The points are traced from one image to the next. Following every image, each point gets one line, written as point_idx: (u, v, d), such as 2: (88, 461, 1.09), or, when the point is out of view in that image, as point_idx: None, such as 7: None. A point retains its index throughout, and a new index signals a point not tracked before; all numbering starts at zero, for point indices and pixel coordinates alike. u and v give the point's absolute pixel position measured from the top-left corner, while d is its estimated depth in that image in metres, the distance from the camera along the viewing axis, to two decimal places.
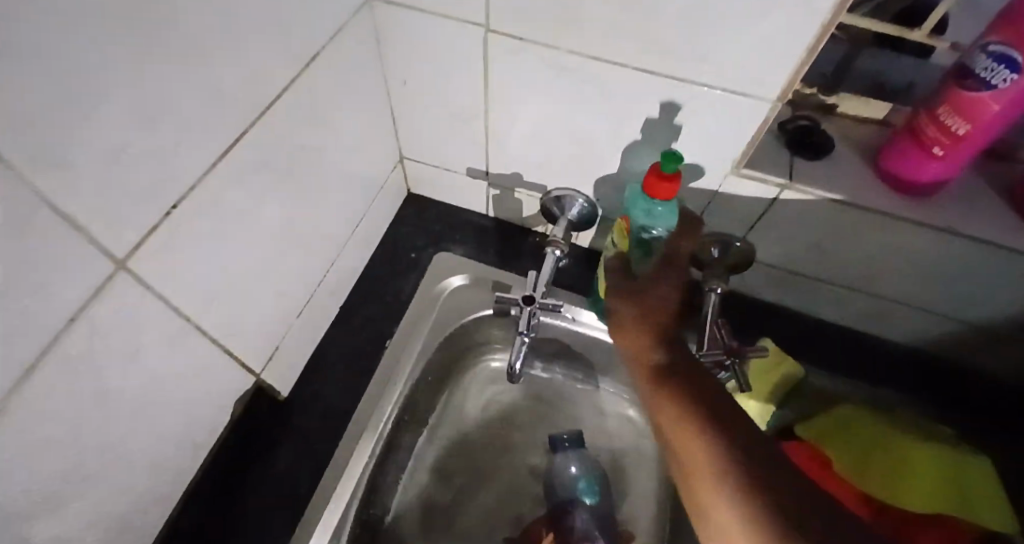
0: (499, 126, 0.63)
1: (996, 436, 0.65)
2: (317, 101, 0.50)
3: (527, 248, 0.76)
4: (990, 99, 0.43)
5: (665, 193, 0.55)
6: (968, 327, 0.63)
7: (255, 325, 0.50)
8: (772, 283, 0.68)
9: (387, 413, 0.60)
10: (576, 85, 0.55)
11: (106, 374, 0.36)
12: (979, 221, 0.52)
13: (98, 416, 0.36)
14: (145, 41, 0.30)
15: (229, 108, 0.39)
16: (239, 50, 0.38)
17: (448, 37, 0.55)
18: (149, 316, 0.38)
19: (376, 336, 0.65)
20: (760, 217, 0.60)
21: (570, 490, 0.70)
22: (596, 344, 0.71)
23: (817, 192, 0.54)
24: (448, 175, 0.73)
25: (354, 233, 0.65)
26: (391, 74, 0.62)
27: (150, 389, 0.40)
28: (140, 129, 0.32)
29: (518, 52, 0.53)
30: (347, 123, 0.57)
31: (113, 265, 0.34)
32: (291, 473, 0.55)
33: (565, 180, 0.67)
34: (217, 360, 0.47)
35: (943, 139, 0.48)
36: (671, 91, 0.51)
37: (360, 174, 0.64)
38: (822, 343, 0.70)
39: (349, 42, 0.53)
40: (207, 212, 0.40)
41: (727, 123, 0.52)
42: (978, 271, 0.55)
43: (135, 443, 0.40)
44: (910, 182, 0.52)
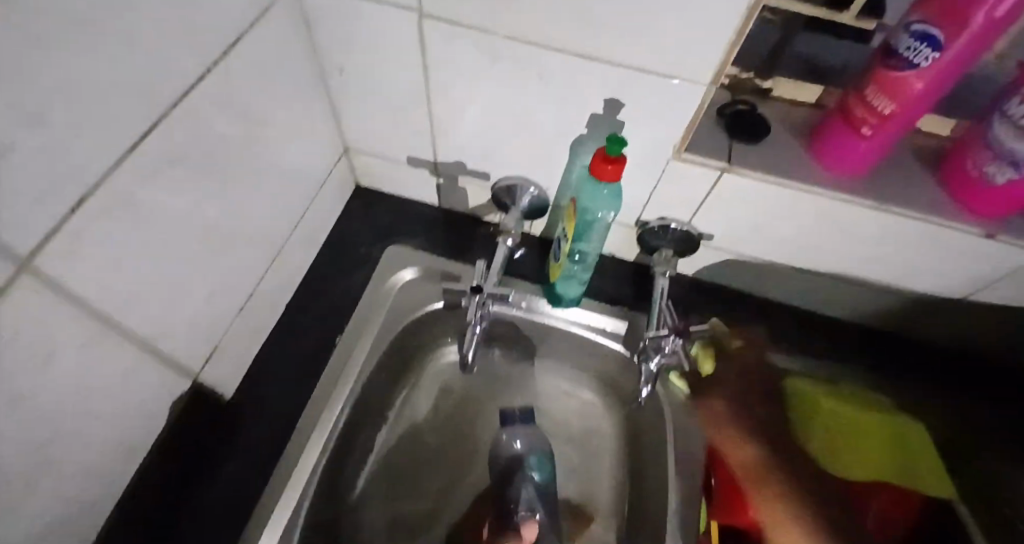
0: (443, 114, 0.60)
1: (939, 402, 0.66)
2: (241, 99, 0.47)
3: (480, 238, 0.74)
4: (912, 78, 0.44)
5: (609, 176, 0.51)
6: (910, 298, 0.64)
7: (195, 334, 0.50)
8: (721, 266, 0.68)
9: (339, 411, 0.61)
10: (514, 71, 0.52)
11: (19, 398, 0.35)
12: (909, 197, 0.53)
13: (18, 440, 0.36)
14: (28, 51, 0.28)
15: (135, 115, 0.37)
16: (140, 50, 0.35)
17: (382, 21, 0.52)
18: (63, 337, 0.37)
19: (326, 334, 0.65)
20: (702, 202, 0.59)
21: (521, 466, 0.69)
22: (550, 331, 0.72)
23: (755, 174, 0.53)
24: (396, 168, 0.71)
25: (297, 232, 0.64)
26: (327, 62, 0.59)
27: (75, 408, 0.39)
28: (32, 141, 0.30)
29: (454, 36, 0.50)
30: (280, 120, 0.55)
31: (17, 264, 0.32)
32: (238, 476, 0.56)
33: (513, 169, 0.64)
34: (152, 371, 0.47)
35: (871, 118, 0.48)
36: (608, 75, 0.49)
37: (301, 171, 0.61)
38: (773, 321, 0.70)
39: (274, 32, 0.49)
40: (118, 216, 0.38)
41: (666, 109, 0.50)
42: (913, 243, 0.56)
43: (63, 461, 0.40)
44: (842, 161, 0.52)
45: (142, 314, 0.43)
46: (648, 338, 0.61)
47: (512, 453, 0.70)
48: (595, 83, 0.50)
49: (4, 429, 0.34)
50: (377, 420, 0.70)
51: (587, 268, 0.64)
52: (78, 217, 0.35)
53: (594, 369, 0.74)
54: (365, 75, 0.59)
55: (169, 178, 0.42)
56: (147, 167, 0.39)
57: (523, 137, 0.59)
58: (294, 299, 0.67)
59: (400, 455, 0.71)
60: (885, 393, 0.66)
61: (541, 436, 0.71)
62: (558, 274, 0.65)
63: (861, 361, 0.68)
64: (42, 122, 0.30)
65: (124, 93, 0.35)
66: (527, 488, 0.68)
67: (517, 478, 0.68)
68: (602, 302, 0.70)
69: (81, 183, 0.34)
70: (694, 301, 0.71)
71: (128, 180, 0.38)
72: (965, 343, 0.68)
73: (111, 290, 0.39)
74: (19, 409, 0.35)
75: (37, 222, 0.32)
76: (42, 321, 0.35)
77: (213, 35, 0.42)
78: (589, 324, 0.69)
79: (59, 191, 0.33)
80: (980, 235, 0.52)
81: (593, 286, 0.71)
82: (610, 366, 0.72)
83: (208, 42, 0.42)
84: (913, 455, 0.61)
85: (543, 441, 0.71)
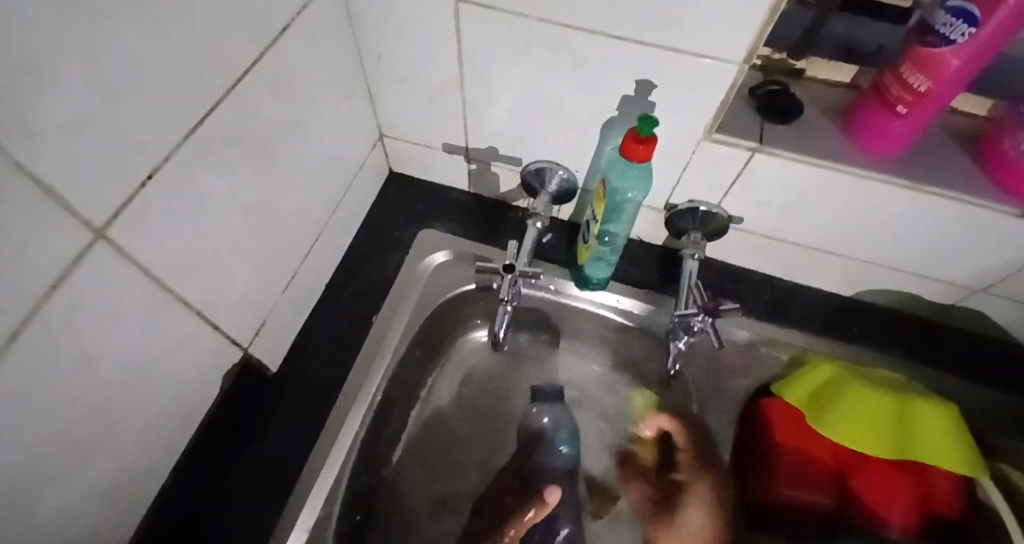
0: (476, 100, 0.61)
1: (976, 388, 0.65)
2: (287, 83, 0.50)
3: (508, 222, 0.76)
4: (949, 55, 0.43)
5: (640, 156, 0.52)
6: (945, 283, 0.64)
7: (243, 308, 0.53)
8: (750, 250, 0.68)
9: (376, 387, 0.63)
10: (547, 56, 0.53)
11: (94, 356, 0.38)
12: (943, 177, 0.53)
13: (91, 396, 0.39)
14: (103, 33, 0.30)
15: (194, 95, 0.39)
16: (201, 33, 0.38)
17: (418, 7, 0.53)
18: (130, 303, 0.40)
19: (363, 313, 0.68)
20: (732, 183, 0.59)
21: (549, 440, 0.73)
22: (578, 314, 0.73)
23: (786, 154, 0.53)
24: (428, 153, 0.73)
25: (336, 215, 0.67)
26: (365, 49, 0.61)
27: (138, 371, 0.43)
28: (107, 117, 0.33)
29: (488, 21, 0.52)
30: (322, 106, 0.57)
31: (93, 235, 0.35)
32: (282, 447, 0.59)
33: (543, 153, 0.66)
34: (205, 341, 0.50)
35: (907, 97, 0.48)
36: (640, 57, 0.50)
37: (340, 155, 0.64)
38: (802, 306, 0.70)
39: (316, 19, 0.51)
40: (178, 192, 0.41)
41: (697, 90, 0.51)
42: (948, 225, 0.55)
43: (127, 421, 0.43)
44: (876, 141, 0.52)
45: (198, 286, 0.46)
46: (677, 318, 0.62)
47: (539, 428, 0.73)
48: (625, 65, 0.51)
49: (79, 384, 0.37)
50: (411, 398, 0.73)
51: (615, 251, 0.64)
52: (146, 191, 0.38)
53: (622, 353, 0.75)
54: (401, 63, 0.61)
55: (223, 158, 0.45)
56: (204, 146, 0.42)
57: (554, 121, 0.60)
58: (331, 280, 0.70)
59: (432, 433, 0.73)
60: (918, 377, 0.65)
61: (568, 415, 0.75)
62: (587, 256, 0.66)
63: (893, 346, 0.68)
64: (115, 99, 0.33)
65: (185, 75, 0.38)
66: (555, 460, 0.72)
67: (542, 449, 0.72)
68: (631, 285, 0.70)
69: (147, 159, 0.37)
70: (722, 285, 0.71)
71: (188, 158, 0.40)
72: (1002, 329, 0.67)
73: (172, 261, 0.42)
74: (91, 367, 0.38)
75: (111, 193, 0.35)
76: (114, 287, 0.38)
77: (262, 23, 0.44)
78: (618, 307, 0.70)
79: (130, 164, 0.35)
80: (1017, 216, 0.52)
81: (622, 270, 0.72)
82: (637, 349, 0.73)
83: (260, 28, 0.44)
84: (952, 447, 0.55)
85: (570, 419, 0.75)
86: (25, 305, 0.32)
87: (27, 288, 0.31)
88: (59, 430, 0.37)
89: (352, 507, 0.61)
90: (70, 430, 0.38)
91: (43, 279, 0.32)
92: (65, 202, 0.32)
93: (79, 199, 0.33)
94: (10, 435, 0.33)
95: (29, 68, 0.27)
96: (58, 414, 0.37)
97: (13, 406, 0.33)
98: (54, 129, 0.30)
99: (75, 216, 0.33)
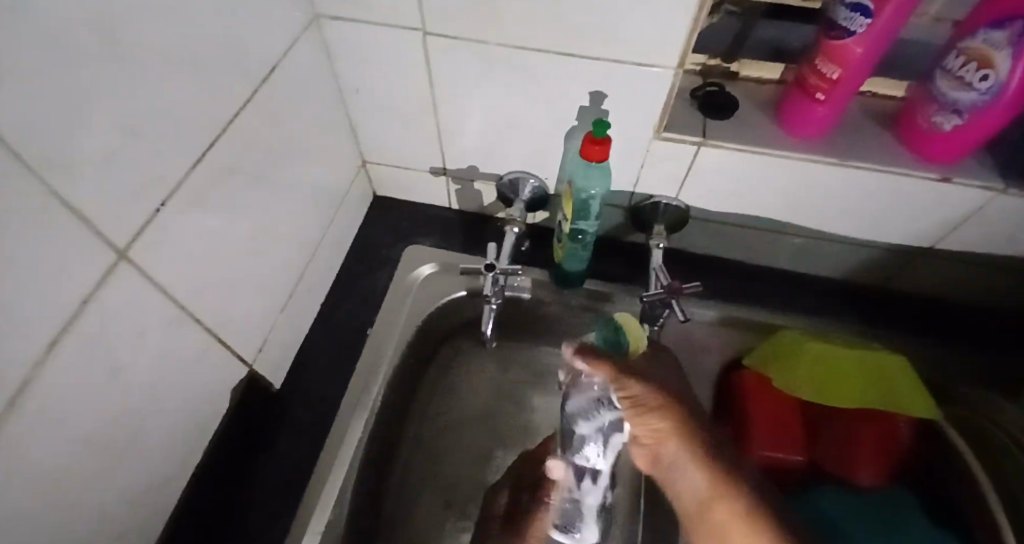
0: (449, 120, 0.67)
1: (927, 342, 0.71)
2: (276, 113, 0.55)
3: (489, 234, 0.81)
4: (852, 44, 0.51)
5: (598, 156, 0.58)
6: (884, 250, 0.70)
7: (249, 324, 0.58)
8: (709, 237, 0.75)
9: (376, 392, 0.68)
10: (507, 74, 0.59)
11: (120, 365, 0.42)
12: (867, 152, 0.60)
13: (119, 405, 0.43)
14: (116, 79, 0.36)
15: (195, 129, 0.44)
16: (200, 75, 0.44)
17: (388, 43, 0.60)
18: (150, 319, 0.44)
19: (358, 326, 0.72)
20: (686, 174, 0.65)
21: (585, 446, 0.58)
22: (561, 311, 0.77)
23: (725, 146, 0.60)
24: (409, 174, 0.78)
25: (326, 237, 0.72)
26: (344, 83, 0.66)
27: (158, 382, 0.46)
28: (125, 153, 0.38)
29: (452, 48, 0.58)
30: (308, 135, 0.62)
31: (116, 255, 0.39)
32: (293, 456, 0.63)
33: (515, 163, 0.71)
34: (215, 356, 0.54)
35: (823, 85, 0.55)
36: (591, 70, 0.56)
37: (327, 181, 0.69)
38: (762, 284, 0.76)
39: (299, 57, 0.57)
40: (187, 213, 0.45)
41: (641, 93, 0.57)
42: (876, 196, 0.62)
43: (150, 431, 0.47)
44: (803, 126, 0.59)
45: (208, 302, 0.51)
46: (644, 300, 0.66)
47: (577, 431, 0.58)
48: (579, 78, 0.57)
49: (109, 393, 0.41)
50: (411, 405, 0.76)
51: (587, 247, 0.70)
52: (161, 217, 0.43)
53: None
54: (377, 92, 0.67)
55: (222, 186, 0.49)
56: (206, 176, 0.47)
57: (520, 134, 0.66)
58: (327, 299, 0.74)
59: (432, 441, 0.77)
60: (876, 338, 0.71)
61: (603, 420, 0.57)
62: (562, 255, 0.71)
63: (851, 314, 0.73)
64: (131, 131, 0.38)
65: (188, 114, 0.43)
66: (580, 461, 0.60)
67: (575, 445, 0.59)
68: (605, 281, 0.76)
69: (160, 186, 0.42)
70: (689, 272, 0.76)
71: (195, 185, 0.46)
72: (947, 289, 0.73)
73: (184, 280, 0.47)
74: (116, 378, 0.42)
75: (131, 215, 0.40)
76: (137, 303, 0.42)
77: (248, 63, 0.50)
78: (595, 300, 0.75)
79: (146, 191, 0.41)
80: (938, 179, 0.59)
81: (597, 267, 0.77)
82: None
83: (252, 67, 0.50)
84: (910, 394, 0.63)
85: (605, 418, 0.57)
86: (64, 315, 0.36)
87: (64, 303, 0.36)
88: (91, 437, 0.41)
89: (361, 508, 0.64)
90: (101, 437, 0.42)
91: (79, 291, 0.37)
92: (94, 226, 0.37)
93: (106, 222, 0.38)
94: (52, 441, 0.37)
95: (59, 100, 0.32)
96: (93, 420, 0.40)
97: (54, 411, 0.36)
98: (82, 163, 0.35)
99: (106, 238, 0.38)
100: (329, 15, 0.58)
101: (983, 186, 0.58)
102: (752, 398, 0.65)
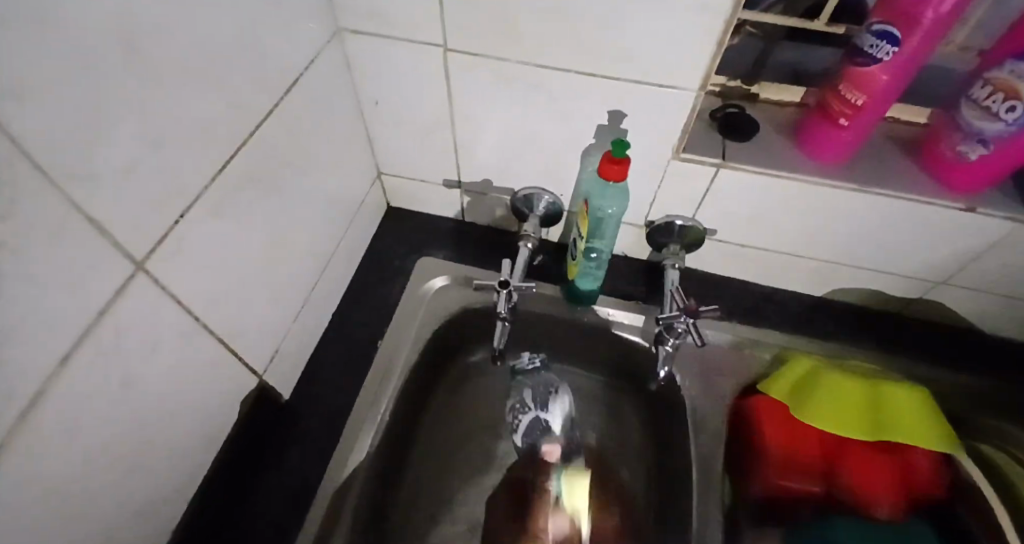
0: (465, 135, 0.67)
1: (945, 370, 0.69)
2: (296, 125, 0.55)
3: (502, 248, 0.81)
4: (878, 71, 0.50)
5: (615, 175, 0.57)
6: (902, 277, 0.69)
7: (260, 334, 0.57)
8: (724, 258, 0.74)
9: (385, 406, 0.67)
10: (526, 92, 0.59)
11: (133, 375, 0.41)
12: (890, 180, 0.59)
13: (131, 416, 0.42)
14: (139, 94, 0.36)
15: (215, 140, 0.44)
16: (221, 87, 0.44)
17: (408, 59, 0.60)
18: (164, 330, 0.44)
19: (368, 338, 0.72)
20: (704, 195, 0.64)
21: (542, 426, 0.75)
22: (571, 328, 0.77)
23: (744, 169, 0.59)
24: (424, 187, 0.78)
25: (339, 248, 0.71)
26: (363, 97, 0.67)
27: (169, 393, 0.46)
28: (147, 162, 0.38)
29: (473, 65, 0.58)
30: (326, 147, 0.63)
31: (133, 266, 0.39)
32: (300, 469, 0.62)
33: (530, 179, 0.71)
34: (226, 366, 0.53)
35: (846, 111, 0.55)
36: (611, 92, 0.56)
37: (343, 192, 0.69)
38: (777, 307, 0.75)
39: (320, 70, 0.58)
40: (206, 223, 0.46)
41: (661, 114, 0.57)
42: (897, 223, 0.61)
43: (159, 443, 0.47)
44: (825, 151, 0.58)
45: (221, 313, 0.50)
46: (660, 320, 0.65)
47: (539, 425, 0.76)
48: (599, 98, 0.57)
49: (122, 403, 0.41)
50: (417, 419, 0.75)
51: (602, 266, 0.70)
52: (179, 230, 0.43)
53: (614, 363, 0.79)
54: (394, 105, 0.67)
55: (240, 197, 0.50)
56: (224, 188, 0.47)
57: (537, 150, 0.66)
58: (338, 310, 0.74)
59: (439, 456, 0.76)
60: (893, 366, 0.70)
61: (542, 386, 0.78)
62: (576, 272, 0.71)
63: (868, 341, 0.72)
64: (154, 143, 0.38)
65: (210, 125, 0.43)
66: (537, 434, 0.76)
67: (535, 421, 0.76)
68: (618, 298, 0.75)
69: (180, 197, 0.42)
70: (702, 292, 0.76)
71: (212, 197, 0.46)
72: (965, 317, 0.72)
73: (200, 292, 0.47)
74: (130, 388, 0.41)
75: (149, 227, 0.40)
76: (152, 315, 0.42)
77: (271, 75, 0.50)
78: (610, 319, 0.74)
79: (166, 202, 0.41)
80: (963, 208, 0.58)
81: (610, 285, 0.77)
82: (627, 356, 0.77)
83: (275, 80, 0.50)
84: (931, 426, 0.61)
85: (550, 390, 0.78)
86: (79, 325, 0.36)
87: (80, 313, 0.35)
88: (102, 448, 0.40)
89: (366, 523, 0.63)
90: (112, 448, 0.41)
91: (95, 303, 0.37)
92: (111, 236, 0.37)
93: (124, 233, 0.38)
94: (63, 452, 0.36)
95: (83, 113, 0.32)
96: (105, 431, 0.40)
97: (65, 423, 0.36)
98: (103, 174, 0.35)
99: (123, 250, 0.38)
100: (351, 29, 0.58)
101: (1007, 217, 0.57)
102: (763, 422, 0.65)
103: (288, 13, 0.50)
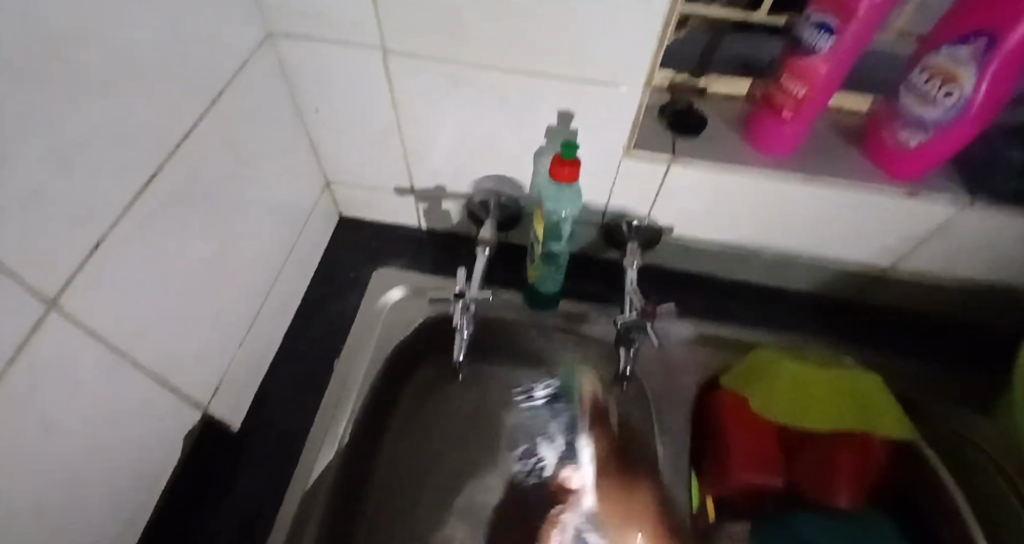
0: (414, 140, 0.65)
1: (895, 352, 0.71)
2: (230, 139, 0.52)
3: (460, 253, 0.80)
4: (818, 62, 0.51)
5: (566, 177, 0.56)
6: (853, 264, 0.71)
7: (202, 362, 0.54)
8: (681, 254, 0.74)
9: (344, 425, 0.65)
10: (474, 95, 0.57)
11: (54, 420, 0.38)
12: (837, 170, 0.60)
13: (56, 464, 0.39)
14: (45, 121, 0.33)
15: (137, 162, 0.41)
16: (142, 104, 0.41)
17: (349, 64, 0.57)
18: (87, 367, 0.40)
19: (323, 355, 0.69)
20: (658, 192, 0.64)
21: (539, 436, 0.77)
22: (534, 332, 0.75)
23: (696, 163, 0.59)
24: (375, 195, 0.76)
25: (288, 263, 0.68)
26: (304, 104, 0.64)
27: (100, 435, 0.43)
28: (58, 192, 0.35)
29: (418, 69, 0.56)
30: (265, 159, 0.60)
31: (45, 305, 0.36)
32: (253, 495, 0.60)
33: (484, 183, 0.69)
34: (166, 399, 0.50)
35: (790, 103, 0.55)
36: (560, 91, 0.55)
37: (288, 205, 0.66)
38: (735, 299, 0.76)
39: (252, 79, 0.55)
40: (130, 250, 0.42)
41: (609, 113, 0.56)
42: (844, 212, 0.62)
43: (93, 488, 0.43)
44: (771, 143, 0.58)
45: (155, 344, 0.47)
46: (619, 324, 0.65)
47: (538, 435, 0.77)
48: (548, 99, 0.56)
49: (45, 452, 0.38)
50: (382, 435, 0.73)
51: (560, 268, 0.70)
52: (98, 260, 0.39)
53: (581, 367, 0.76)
54: (338, 113, 0.64)
55: (170, 218, 0.46)
56: (150, 210, 0.44)
57: (488, 153, 0.64)
58: (291, 327, 0.71)
59: (407, 474, 0.72)
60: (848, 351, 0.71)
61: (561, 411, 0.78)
62: (537, 275, 0.71)
63: (824, 328, 0.73)
64: (64, 170, 0.35)
65: (130, 147, 0.40)
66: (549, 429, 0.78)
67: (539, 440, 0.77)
68: (578, 298, 0.75)
69: (97, 226, 0.39)
70: (662, 288, 0.76)
71: (137, 222, 0.43)
72: (914, 299, 0.74)
73: (128, 324, 0.44)
74: (53, 433, 0.38)
75: (63, 261, 0.36)
76: (73, 353, 0.39)
77: (199, 87, 0.47)
78: (570, 320, 0.73)
79: (81, 234, 0.38)
80: (907, 195, 0.59)
81: (571, 286, 0.76)
82: (592, 358, 0.75)
83: (203, 93, 0.47)
84: (880, 412, 0.63)
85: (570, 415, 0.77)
86: None
87: None
88: (26, 502, 0.37)
89: None
90: (37, 501, 0.38)
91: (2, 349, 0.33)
92: (17, 274, 0.33)
93: (31, 268, 0.34)
94: None
95: None
96: (25, 483, 0.37)
97: None
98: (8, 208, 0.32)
99: (33, 289, 0.35)
100: (285, 35, 0.55)
101: (950, 201, 0.58)
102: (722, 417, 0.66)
103: (214, 21, 0.47)
